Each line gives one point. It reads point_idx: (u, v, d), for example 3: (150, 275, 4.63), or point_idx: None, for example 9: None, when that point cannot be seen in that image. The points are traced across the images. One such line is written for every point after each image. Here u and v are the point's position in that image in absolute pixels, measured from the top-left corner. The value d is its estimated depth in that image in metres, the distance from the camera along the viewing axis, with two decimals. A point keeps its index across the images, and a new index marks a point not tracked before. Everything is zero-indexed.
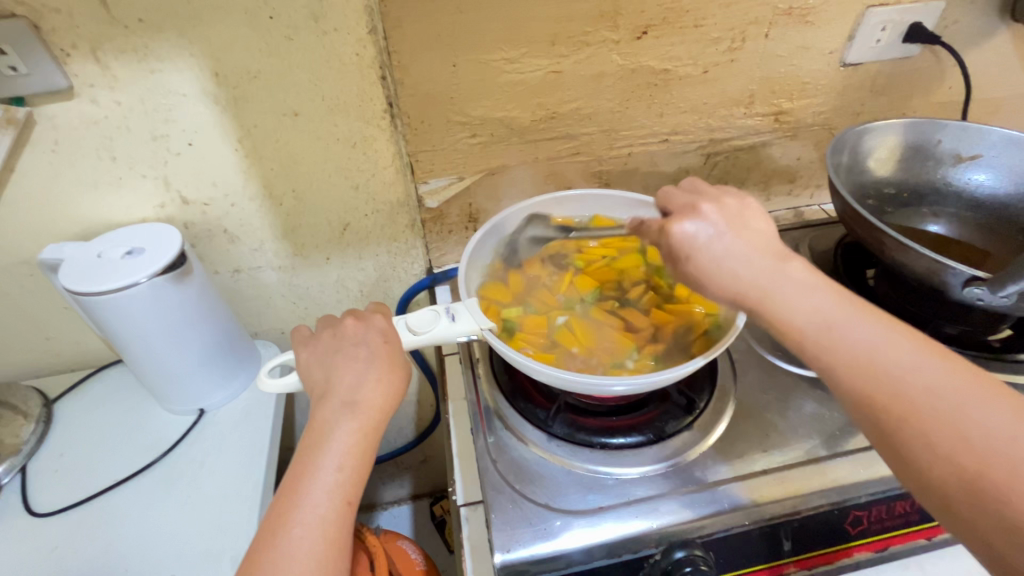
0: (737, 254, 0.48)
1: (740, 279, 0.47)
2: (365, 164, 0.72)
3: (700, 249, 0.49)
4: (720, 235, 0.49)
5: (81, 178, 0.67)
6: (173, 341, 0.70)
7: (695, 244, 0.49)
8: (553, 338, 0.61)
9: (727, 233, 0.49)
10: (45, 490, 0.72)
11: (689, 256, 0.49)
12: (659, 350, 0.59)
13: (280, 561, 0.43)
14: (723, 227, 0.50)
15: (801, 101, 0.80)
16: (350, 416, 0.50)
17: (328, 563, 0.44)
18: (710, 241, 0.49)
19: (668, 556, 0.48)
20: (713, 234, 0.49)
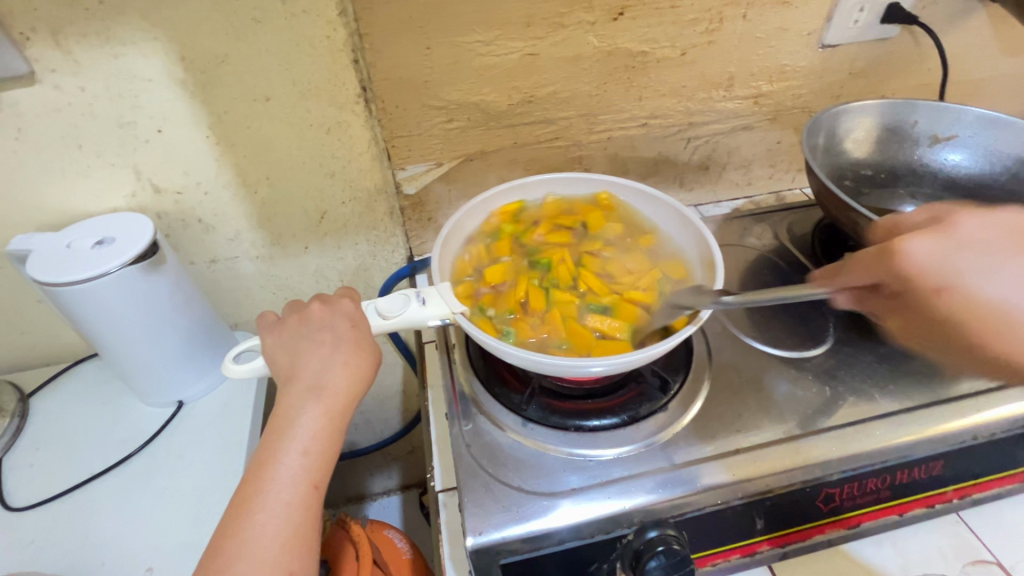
0: (1000, 277, 0.46)
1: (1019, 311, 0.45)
2: (340, 150, 0.71)
3: (942, 279, 0.46)
4: (966, 255, 0.47)
5: (47, 167, 0.65)
6: (147, 332, 0.69)
7: (929, 276, 0.47)
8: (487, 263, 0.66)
9: (972, 256, 0.47)
10: (20, 485, 0.71)
11: (934, 288, 0.47)
12: (517, 328, 0.60)
13: (243, 546, 0.43)
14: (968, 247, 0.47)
15: (780, 84, 0.80)
16: (316, 401, 0.50)
17: (292, 547, 0.44)
18: (969, 264, 0.47)
19: (640, 536, 0.48)
20: (962, 255, 0.47)
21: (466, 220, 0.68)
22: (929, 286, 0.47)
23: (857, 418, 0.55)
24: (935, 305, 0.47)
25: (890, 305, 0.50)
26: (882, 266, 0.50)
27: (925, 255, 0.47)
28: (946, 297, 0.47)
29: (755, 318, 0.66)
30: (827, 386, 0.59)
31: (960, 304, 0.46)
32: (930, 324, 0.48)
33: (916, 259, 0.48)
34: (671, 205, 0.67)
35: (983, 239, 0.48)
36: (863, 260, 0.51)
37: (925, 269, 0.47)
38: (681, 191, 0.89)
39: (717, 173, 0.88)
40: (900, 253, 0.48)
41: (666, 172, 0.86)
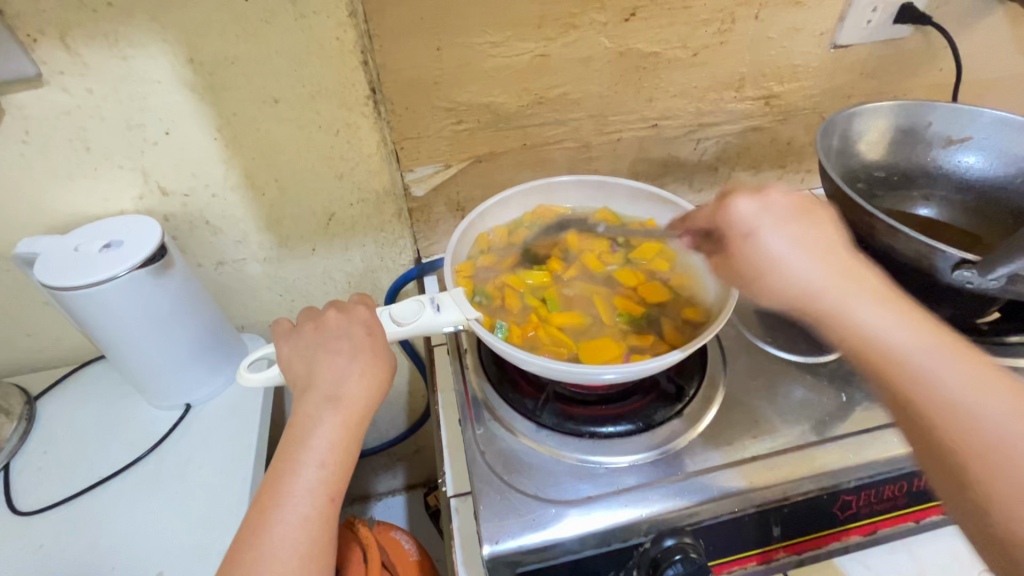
0: (774, 235, 0.47)
1: (789, 266, 0.46)
2: (350, 153, 0.70)
3: (750, 227, 0.48)
4: (772, 215, 0.48)
5: (54, 169, 0.65)
6: (156, 336, 0.69)
7: (751, 225, 0.48)
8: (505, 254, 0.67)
9: (780, 216, 0.48)
10: (29, 488, 0.71)
11: (742, 235, 0.49)
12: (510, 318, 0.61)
13: (262, 560, 0.43)
14: (779, 210, 0.49)
15: (792, 85, 0.79)
16: (333, 412, 0.50)
17: (311, 560, 0.44)
18: (769, 223, 0.48)
19: (657, 544, 0.48)
20: (765, 214, 0.49)
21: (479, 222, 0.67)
22: (742, 233, 0.49)
23: (873, 423, 0.55)
24: (742, 250, 0.49)
25: (720, 251, 0.52)
26: (718, 218, 0.51)
27: (749, 209, 0.49)
28: (747, 243, 0.48)
29: (768, 321, 0.66)
30: (842, 391, 0.58)
31: (754, 252, 0.48)
32: (731, 265, 0.50)
33: (740, 210, 0.49)
34: (687, 209, 0.66)
35: (787, 205, 0.49)
36: (707, 210, 0.54)
37: (743, 220, 0.49)
38: (690, 191, 0.89)
39: (726, 174, 0.87)
40: (731, 206, 0.50)
41: (676, 173, 0.85)
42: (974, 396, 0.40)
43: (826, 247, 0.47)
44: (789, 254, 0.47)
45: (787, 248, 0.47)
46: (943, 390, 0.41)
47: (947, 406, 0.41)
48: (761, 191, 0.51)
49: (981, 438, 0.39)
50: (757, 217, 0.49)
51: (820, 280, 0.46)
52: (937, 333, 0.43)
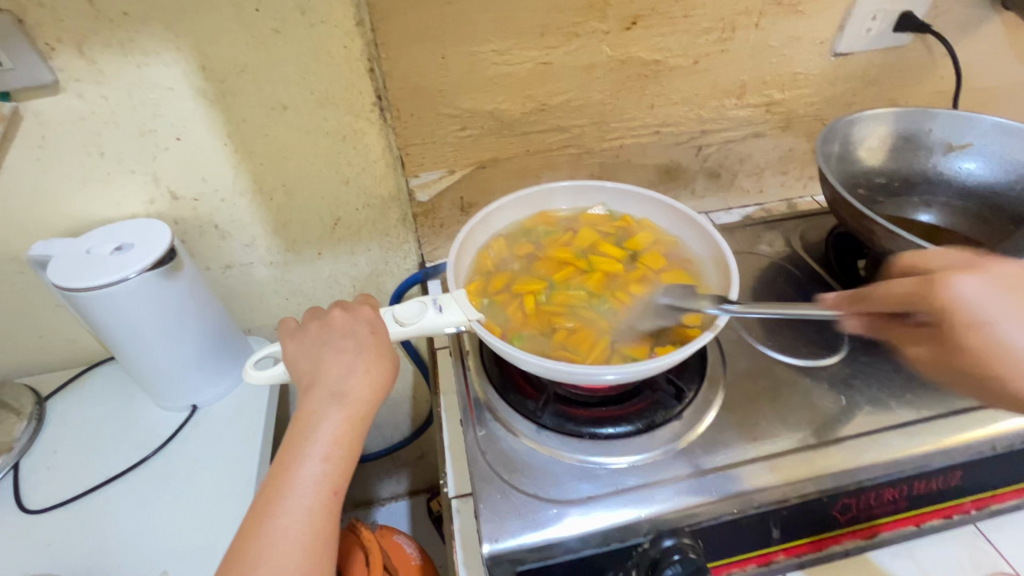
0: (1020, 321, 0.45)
1: (1008, 350, 0.45)
2: (356, 158, 0.72)
3: (986, 315, 0.45)
4: (1001, 295, 0.46)
5: (69, 174, 0.66)
6: (165, 336, 0.70)
7: (971, 312, 0.45)
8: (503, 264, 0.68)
9: (1006, 294, 0.46)
10: (38, 487, 0.72)
11: (968, 321, 0.46)
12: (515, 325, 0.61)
13: (265, 550, 0.44)
14: (1001, 286, 0.46)
15: (792, 92, 0.80)
16: (337, 408, 0.51)
17: (313, 552, 0.45)
18: (999, 304, 0.45)
19: (656, 545, 0.48)
20: (994, 296, 0.46)
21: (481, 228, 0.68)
22: (966, 320, 0.46)
23: (872, 426, 0.55)
24: (965, 340, 0.46)
25: (929, 333, 0.49)
26: (925, 297, 0.47)
27: (976, 291, 0.45)
28: (979, 332, 0.46)
29: (769, 326, 0.66)
30: (842, 394, 0.59)
31: (978, 344, 0.46)
32: (948, 353, 0.48)
33: (953, 293, 0.46)
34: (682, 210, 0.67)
35: (1009, 277, 0.46)
36: (894, 285, 0.50)
37: (952, 304, 0.46)
38: (692, 198, 0.89)
39: (728, 181, 0.88)
40: (950, 285, 0.46)
41: (678, 179, 0.86)
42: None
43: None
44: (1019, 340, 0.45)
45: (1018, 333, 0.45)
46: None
47: None
48: (980, 265, 0.48)
49: None
50: (976, 300, 0.46)
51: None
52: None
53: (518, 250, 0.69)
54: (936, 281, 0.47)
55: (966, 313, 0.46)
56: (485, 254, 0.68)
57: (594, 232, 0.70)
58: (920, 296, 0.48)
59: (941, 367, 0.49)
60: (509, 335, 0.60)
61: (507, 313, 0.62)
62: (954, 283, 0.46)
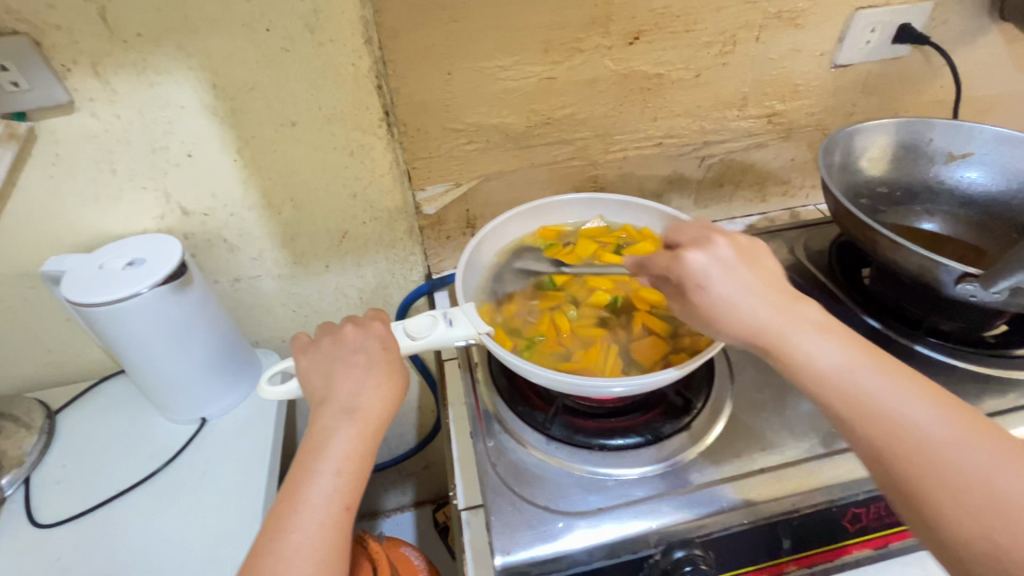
0: (731, 282, 0.48)
1: (732, 308, 0.47)
2: (363, 172, 0.72)
3: (702, 278, 0.48)
4: (719, 265, 0.49)
5: (81, 191, 0.67)
6: (175, 350, 0.71)
7: (700, 281, 0.48)
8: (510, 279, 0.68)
9: (728, 263, 0.49)
10: (48, 501, 0.73)
11: (695, 286, 0.48)
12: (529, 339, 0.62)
13: (279, 567, 0.44)
14: (735, 260, 0.49)
15: (793, 103, 0.81)
16: (350, 423, 0.51)
17: (326, 568, 0.45)
18: (719, 273, 0.48)
19: (667, 556, 0.49)
20: (720, 266, 0.49)
21: (487, 242, 0.69)
22: (692, 283, 0.49)
23: None
24: (699, 301, 0.48)
25: (675, 292, 0.52)
26: (672, 267, 0.50)
27: (703, 261, 0.49)
28: (701, 294, 0.48)
29: None
30: None
31: (709, 304, 0.48)
32: (690, 312, 0.50)
33: (688, 261, 0.49)
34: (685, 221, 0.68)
35: (733, 250, 0.50)
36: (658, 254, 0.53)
37: (685, 272, 0.49)
38: (695, 208, 0.90)
39: (731, 191, 0.89)
40: (683, 258, 0.49)
41: (681, 190, 0.87)
42: (967, 442, 0.41)
43: (766, 287, 0.49)
44: (738, 299, 0.48)
45: (736, 295, 0.48)
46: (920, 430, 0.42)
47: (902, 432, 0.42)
48: (707, 240, 0.51)
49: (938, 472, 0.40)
50: (708, 269, 0.48)
51: (756, 310, 0.47)
52: (885, 368, 0.45)
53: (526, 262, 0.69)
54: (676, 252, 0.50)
55: (693, 278, 0.49)
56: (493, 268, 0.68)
57: (599, 241, 0.71)
58: (672, 263, 0.50)
59: (691, 322, 0.51)
60: (520, 348, 0.60)
61: (519, 327, 0.63)
62: (686, 255, 0.49)
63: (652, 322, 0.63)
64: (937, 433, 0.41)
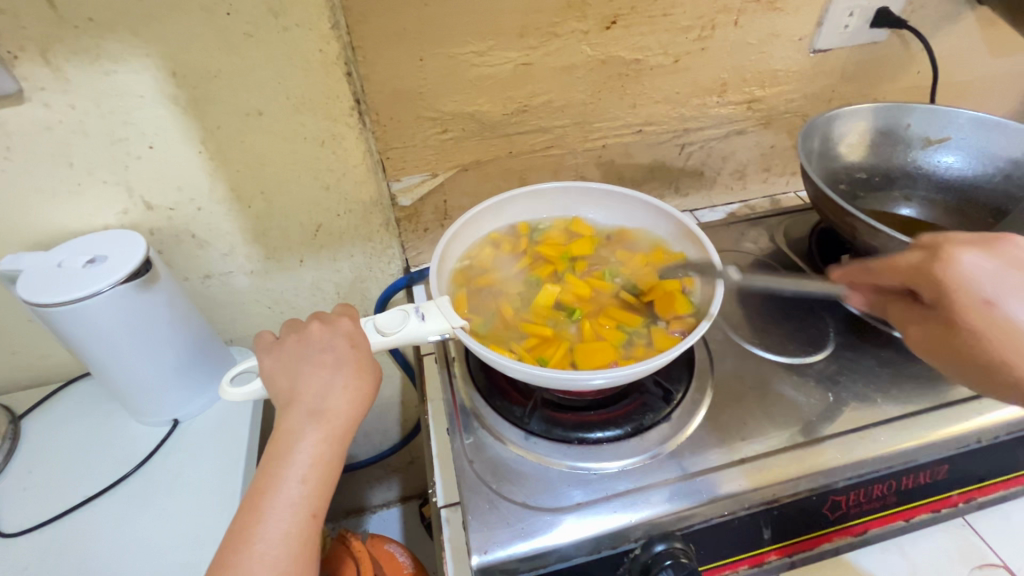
0: (1020, 301, 0.45)
1: (1021, 336, 0.45)
2: (335, 164, 0.70)
3: (987, 293, 0.46)
4: (1011, 275, 0.46)
5: (37, 186, 0.64)
6: (142, 351, 0.68)
7: (969, 289, 0.46)
8: (494, 266, 0.67)
9: (1018, 276, 0.46)
10: (12, 510, 0.70)
11: (983, 300, 0.46)
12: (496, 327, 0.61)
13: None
14: (1016, 274, 0.46)
15: (773, 89, 0.80)
16: (316, 426, 0.50)
17: None
18: (1009, 289, 0.46)
19: (647, 550, 0.48)
20: (1001, 275, 0.46)
21: (480, 222, 0.68)
22: (972, 297, 0.46)
23: (861, 423, 0.55)
24: (978, 324, 0.46)
25: (924, 313, 0.51)
26: (926, 270, 0.49)
27: (975, 269, 0.46)
28: (987, 312, 0.46)
29: (755, 324, 0.66)
30: (829, 391, 0.59)
31: (1000, 325, 0.45)
32: (953, 334, 0.48)
33: (959, 269, 0.47)
34: (685, 223, 0.65)
35: (1022, 262, 0.47)
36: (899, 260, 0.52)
37: (954, 282, 0.47)
38: (676, 196, 0.89)
39: (712, 178, 0.88)
40: (954, 264, 0.47)
41: (662, 178, 0.86)
42: None
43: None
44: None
45: None
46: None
47: None
48: (992, 245, 0.48)
49: None
50: (985, 278, 0.46)
51: None
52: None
53: (522, 244, 0.69)
54: (944, 256, 0.48)
55: (972, 291, 0.46)
56: (476, 247, 0.67)
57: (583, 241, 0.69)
58: (927, 270, 0.49)
59: (938, 350, 0.50)
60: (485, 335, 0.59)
61: (491, 315, 0.62)
62: (961, 261, 0.47)
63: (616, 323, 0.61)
64: None
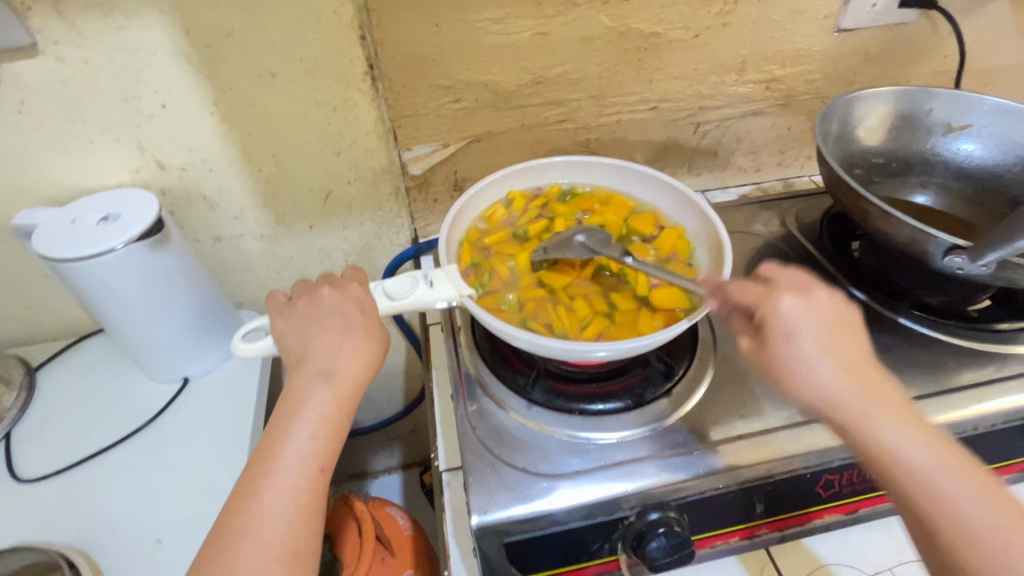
0: (820, 350, 0.46)
1: (821, 378, 0.45)
2: (346, 130, 0.70)
3: (791, 326, 0.47)
4: (811, 320, 0.47)
5: (50, 141, 0.65)
6: (155, 309, 0.69)
7: (780, 322, 0.47)
8: (513, 226, 0.68)
9: (821, 323, 0.47)
10: (29, 457, 0.72)
11: (779, 329, 0.47)
12: (504, 288, 0.62)
13: (250, 524, 0.45)
14: (805, 316, 0.47)
15: (794, 69, 0.78)
16: (325, 386, 0.51)
17: (297, 529, 0.46)
18: (809, 326, 0.47)
19: (642, 518, 0.49)
20: (806, 314, 0.47)
21: (493, 186, 0.68)
22: (783, 329, 0.47)
23: None
24: (778, 348, 0.47)
25: (747, 328, 0.50)
26: (755, 301, 0.49)
27: (789, 306, 0.47)
28: (786, 341, 0.46)
29: None
30: None
31: (790, 355, 0.46)
32: (764, 359, 0.48)
33: (779, 304, 0.47)
34: (703, 207, 0.63)
35: (796, 313, 0.47)
36: (744, 288, 0.50)
37: (775, 313, 0.47)
38: (688, 176, 0.89)
39: (725, 159, 0.87)
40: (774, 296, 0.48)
41: (674, 157, 0.85)
42: (942, 479, 0.42)
43: (853, 357, 0.47)
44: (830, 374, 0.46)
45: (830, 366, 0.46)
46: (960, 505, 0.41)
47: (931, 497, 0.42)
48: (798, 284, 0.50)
49: (927, 510, 0.42)
50: (793, 315, 0.47)
51: (842, 390, 0.45)
52: (962, 461, 0.43)
53: (536, 207, 0.69)
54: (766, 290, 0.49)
55: (779, 323, 0.47)
56: (494, 208, 0.68)
57: (600, 209, 0.69)
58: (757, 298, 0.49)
59: (754, 363, 0.49)
60: (493, 295, 0.61)
61: (501, 276, 0.63)
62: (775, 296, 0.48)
63: (618, 296, 0.61)
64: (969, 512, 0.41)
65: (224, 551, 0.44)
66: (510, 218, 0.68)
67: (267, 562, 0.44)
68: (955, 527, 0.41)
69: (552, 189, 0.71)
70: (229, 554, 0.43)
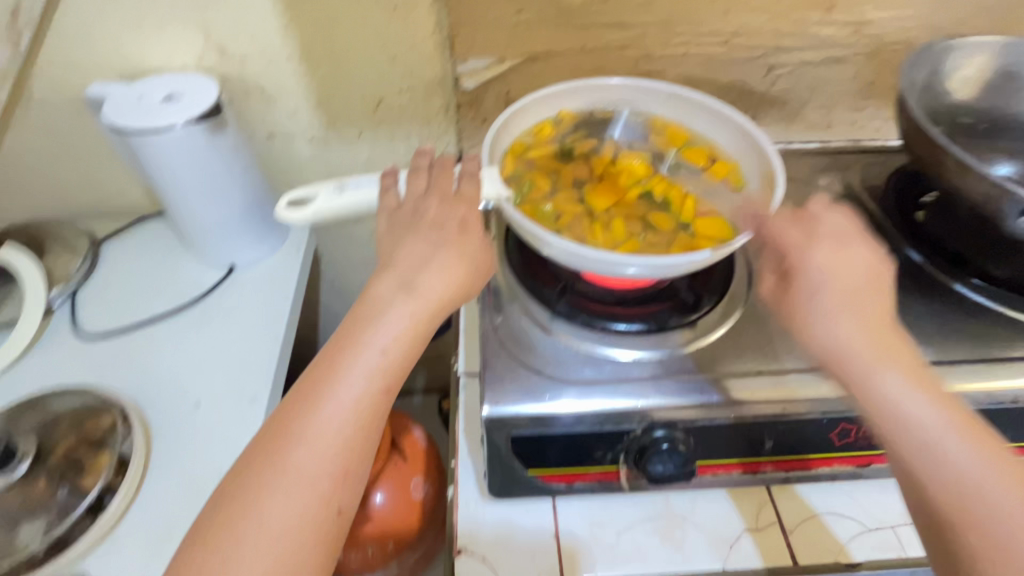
0: (839, 302, 0.47)
1: (833, 326, 0.47)
2: (403, 32, 0.70)
3: (816, 279, 0.49)
4: (837, 275, 0.49)
5: (126, 14, 0.67)
6: (208, 193, 0.72)
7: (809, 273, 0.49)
8: (558, 143, 0.67)
9: (845, 277, 0.49)
10: (91, 315, 0.79)
11: (803, 281, 0.49)
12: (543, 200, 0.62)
13: (311, 422, 0.46)
14: (834, 267, 0.49)
15: (888, 13, 0.72)
16: (405, 300, 0.50)
17: (352, 440, 0.47)
18: (833, 279, 0.48)
19: (647, 433, 0.50)
20: (835, 267, 0.49)
21: (544, 102, 0.66)
22: (807, 280, 0.49)
23: None
24: (797, 297, 0.49)
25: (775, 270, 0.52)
26: (791, 246, 0.51)
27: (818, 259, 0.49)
28: (807, 290, 0.49)
29: None
30: None
31: (804, 304, 0.48)
32: (782, 303, 0.50)
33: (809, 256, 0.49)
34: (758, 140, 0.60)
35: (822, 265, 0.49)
36: (785, 232, 0.52)
37: (804, 264, 0.50)
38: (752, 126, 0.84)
39: (795, 112, 0.81)
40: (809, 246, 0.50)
41: (740, 103, 0.80)
42: (944, 437, 0.43)
43: (870, 313, 0.48)
44: (845, 328, 0.47)
45: (846, 318, 0.47)
46: (957, 464, 0.42)
47: (929, 451, 0.43)
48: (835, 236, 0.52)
49: (921, 463, 0.43)
50: (820, 268, 0.49)
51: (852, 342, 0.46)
52: (964, 421, 0.43)
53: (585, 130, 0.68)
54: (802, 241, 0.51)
55: (805, 275, 0.49)
56: (543, 123, 0.67)
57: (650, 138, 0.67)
58: (793, 245, 0.51)
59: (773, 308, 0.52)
60: (532, 206, 0.61)
61: (542, 188, 0.62)
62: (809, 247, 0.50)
63: (656, 221, 0.60)
64: (965, 469, 0.42)
65: (285, 442, 0.46)
66: (557, 136, 0.67)
67: (324, 467, 0.45)
68: (946, 481, 0.42)
69: (605, 112, 0.69)
70: (290, 450, 0.45)
